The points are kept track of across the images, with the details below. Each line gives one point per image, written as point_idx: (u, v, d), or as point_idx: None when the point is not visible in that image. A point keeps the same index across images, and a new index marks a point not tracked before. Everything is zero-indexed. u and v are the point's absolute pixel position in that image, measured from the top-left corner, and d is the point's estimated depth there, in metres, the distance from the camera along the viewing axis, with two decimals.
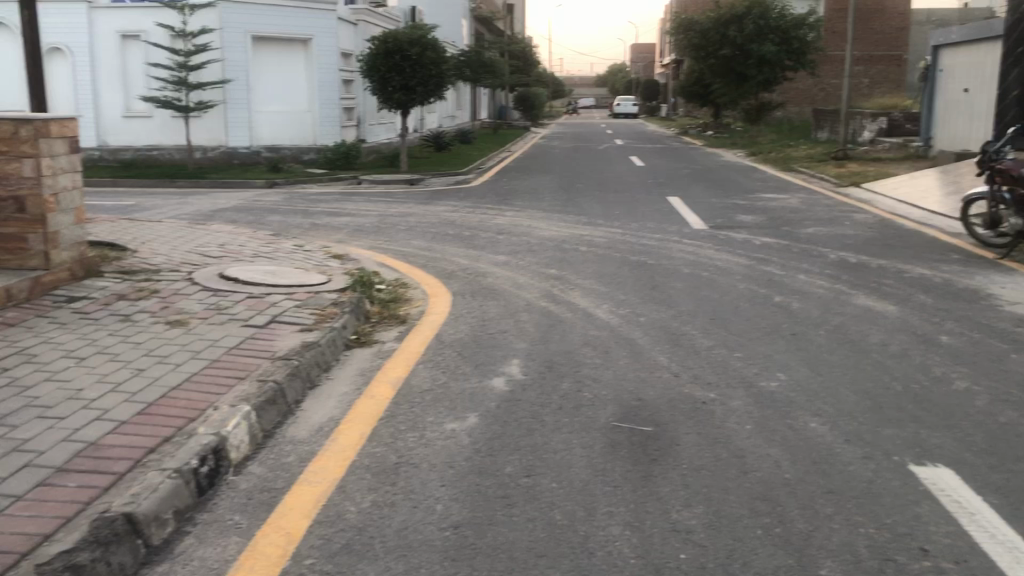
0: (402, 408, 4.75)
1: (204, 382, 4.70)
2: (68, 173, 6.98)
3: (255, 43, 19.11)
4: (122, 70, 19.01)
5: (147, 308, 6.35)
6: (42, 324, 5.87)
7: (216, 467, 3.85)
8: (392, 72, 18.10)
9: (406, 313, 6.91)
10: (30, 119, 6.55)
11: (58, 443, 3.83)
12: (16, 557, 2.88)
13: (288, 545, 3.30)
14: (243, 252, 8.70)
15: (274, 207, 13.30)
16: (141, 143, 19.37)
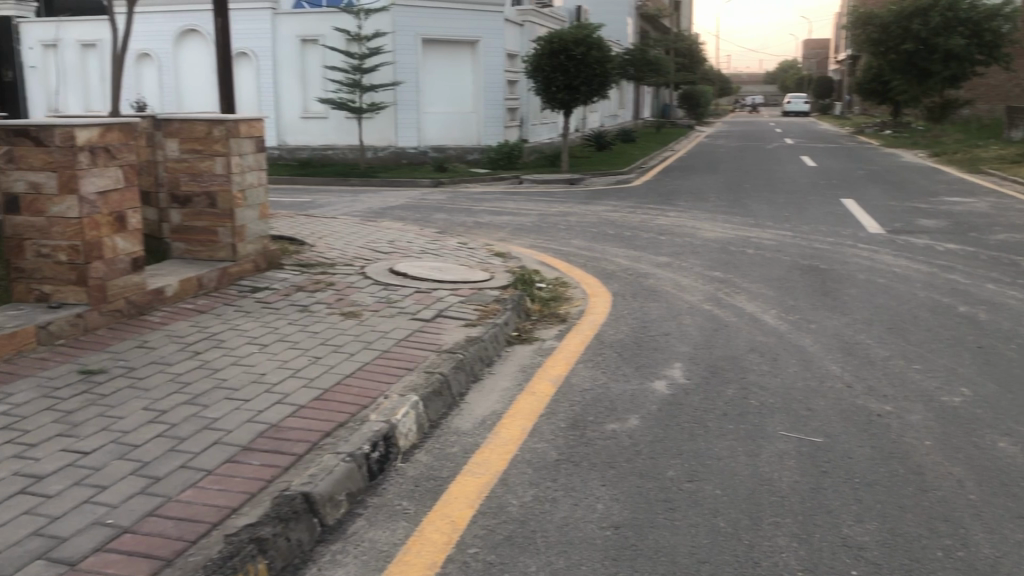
0: (563, 406, 4.79)
1: (374, 372, 4.91)
2: (255, 171, 7.46)
3: (425, 46, 19.70)
4: (302, 73, 20.06)
5: (323, 299, 6.69)
6: (230, 312, 6.29)
7: (386, 453, 4.01)
8: (557, 72, 18.23)
9: (567, 312, 6.96)
10: (222, 120, 7.06)
11: (243, 423, 4.10)
12: (208, 526, 3.11)
13: (453, 533, 3.40)
14: (412, 249, 9.00)
15: (440, 205, 13.70)
16: (317, 143, 20.34)
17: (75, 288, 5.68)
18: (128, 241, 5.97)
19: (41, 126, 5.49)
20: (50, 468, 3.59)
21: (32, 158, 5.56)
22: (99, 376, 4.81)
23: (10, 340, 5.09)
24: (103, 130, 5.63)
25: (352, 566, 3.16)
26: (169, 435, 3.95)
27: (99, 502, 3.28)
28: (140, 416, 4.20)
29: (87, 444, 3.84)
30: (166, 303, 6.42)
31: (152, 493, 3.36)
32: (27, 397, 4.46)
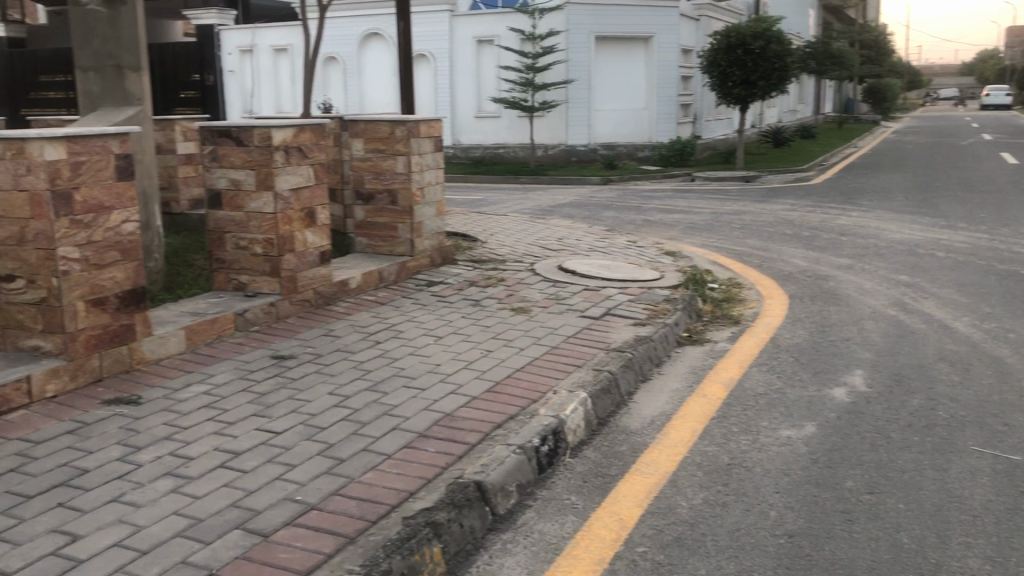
0: (735, 409, 4.69)
1: (544, 367, 4.97)
2: (433, 169, 7.73)
3: (599, 43, 19.72)
4: (478, 73, 20.51)
5: (495, 295, 6.85)
6: (407, 305, 6.55)
7: (555, 447, 4.06)
8: (733, 66, 17.78)
9: (741, 313, 6.81)
10: (404, 121, 7.36)
11: (420, 412, 4.26)
12: (387, 508, 3.26)
13: (621, 530, 3.40)
14: (581, 246, 9.05)
15: (609, 203, 13.68)
16: (490, 142, 20.75)
17: (269, 279, 6.09)
18: (317, 236, 6.33)
19: (242, 127, 5.93)
20: (247, 446, 3.88)
21: (234, 157, 6.01)
22: (288, 361, 5.14)
23: (212, 325, 5.52)
24: (296, 131, 6.02)
25: (522, 556, 3.23)
26: (352, 420, 4.17)
27: (288, 479, 3.51)
28: (326, 400, 4.45)
29: (278, 425, 4.11)
30: (350, 294, 6.76)
31: (337, 473, 3.56)
32: (225, 379, 4.83)
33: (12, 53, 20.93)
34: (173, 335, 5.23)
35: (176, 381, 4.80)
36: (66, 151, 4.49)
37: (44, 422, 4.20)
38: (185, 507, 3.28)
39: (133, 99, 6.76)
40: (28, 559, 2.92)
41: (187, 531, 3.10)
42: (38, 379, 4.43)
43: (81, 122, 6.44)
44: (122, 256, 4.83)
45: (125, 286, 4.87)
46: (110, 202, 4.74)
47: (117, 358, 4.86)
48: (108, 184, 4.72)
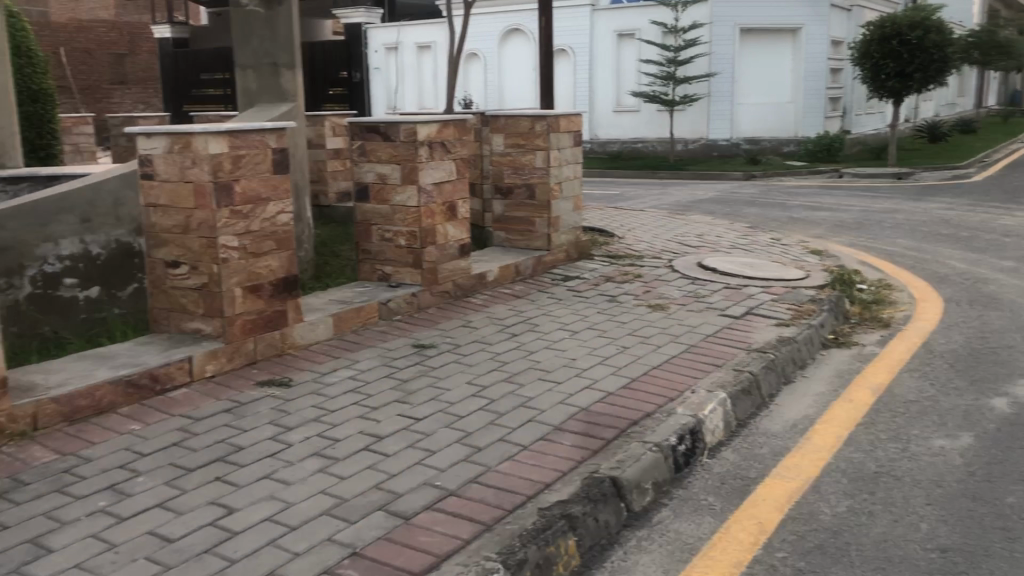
0: (883, 416, 4.50)
1: (682, 366, 4.91)
2: (571, 164, 7.76)
3: (744, 36, 19.24)
4: (617, 66, 20.39)
5: (632, 291, 6.81)
6: (543, 299, 6.59)
7: (693, 447, 4.01)
8: (887, 58, 16.99)
9: (891, 316, 6.50)
10: (544, 115, 7.41)
11: (556, 405, 4.29)
12: (523, 498, 3.31)
13: (761, 534, 3.32)
14: (721, 244, 8.85)
15: (751, 199, 13.34)
16: (628, 136, 20.59)
17: (411, 270, 6.26)
18: (457, 229, 6.47)
19: (389, 123, 6.11)
20: (389, 430, 4.01)
21: (380, 152, 6.20)
22: (429, 350, 5.28)
23: (357, 313, 5.73)
24: (440, 127, 6.18)
25: (658, 554, 3.20)
26: (489, 409, 4.25)
27: (429, 465, 3.61)
28: (465, 389, 4.55)
29: (418, 411, 4.23)
30: (488, 287, 6.87)
31: (474, 461, 3.63)
32: (369, 365, 5.01)
33: (177, 53, 22.20)
34: (322, 322, 5.46)
35: (323, 366, 5.01)
36: (228, 145, 4.75)
37: (203, 400, 4.48)
38: (331, 486, 3.43)
39: (288, 96, 7.08)
40: (189, 527, 3.12)
41: (333, 509, 3.24)
42: (198, 360, 4.71)
43: (241, 117, 6.82)
44: (277, 246, 5.08)
45: (279, 274, 5.12)
46: (267, 194, 4.99)
47: (269, 342, 5.12)
48: (265, 176, 4.97)
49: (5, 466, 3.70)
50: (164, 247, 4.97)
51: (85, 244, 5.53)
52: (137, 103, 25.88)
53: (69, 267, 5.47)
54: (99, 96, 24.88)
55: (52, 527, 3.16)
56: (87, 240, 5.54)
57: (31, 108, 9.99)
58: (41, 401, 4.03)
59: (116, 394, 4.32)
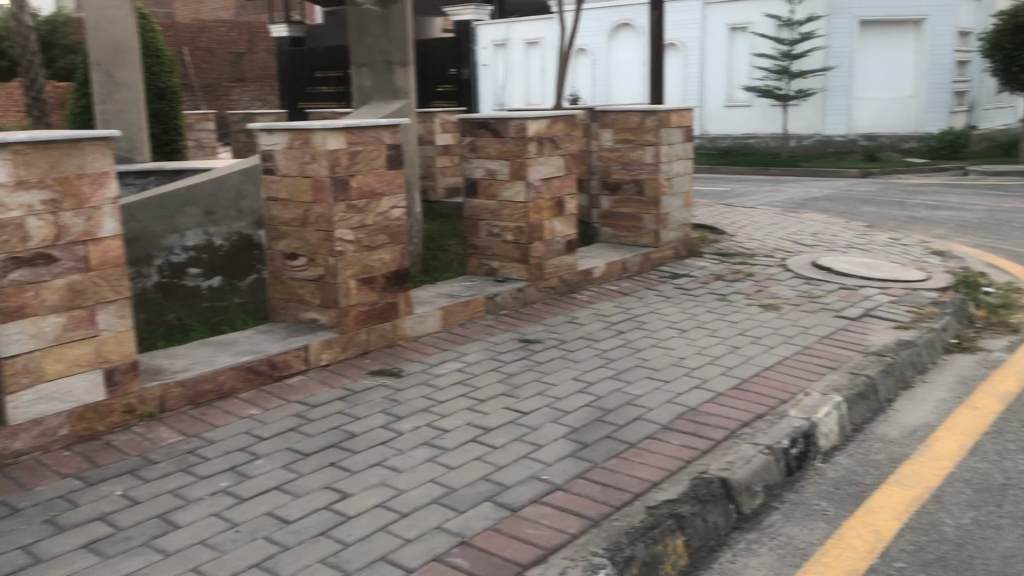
0: (1011, 425, 4.29)
1: (794, 368, 4.79)
2: (682, 160, 7.67)
3: (864, 28, 18.59)
4: (729, 60, 19.99)
5: (742, 290, 6.68)
6: (651, 296, 6.54)
7: (805, 450, 3.91)
8: (1020, 49, 16.12)
9: (1020, 321, 6.18)
10: (655, 111, 7.33)
11: (663, 403, 4.26)
12: (631, 496, 3.30)
13: (877, 542, 3.22)
14: (837, 243, 8.59)
15: (869, 197, 12.86)
16: (739, 132, 20.14)
17: (518, 265, 6.30)
18: (565, 224, 6.49)
19: (499, 119, 6.15)
20: (497, 423, 4.05)
21: (490, 148, 6.25)
22: (535, 345, 5.31)
23: (465, 307, 5.80)
24: (550, 122, 6.21)
25: (768, 557, 3.15)
26: (596, 406, 4.24)
27: (535, 459, 3.63)
28: (571, 385, 4.56)
29: (525, 406, 4.26)
30: (594, 283, 6.85)
31: (581, 457, 3.64)
32: (477, 358, 5.08)
33: (292, 52, 22.99)
34: (431, 315, 5.56)
35: (432, 358, 5.10)
36: (346, 141, 4.89)
37: (319, 387, 4.63)
38: (440, 476, 3.49)
39: (401, 93, 7.22)
40: (305, 510, 3.23)
41: (442, 499, 3.30)
42: (314, 348, 4.88)
43: (356, 114, 7.00)
44: (389, 239, 5.20)
45: (391, 267, 5.24)
46: (381, 189, 5.11)
47: (382, 333, 5.24)
48: (380, 171, 5.10)
49: (135, 444, 3.91)
50: (284, 239, 5.16)
51: (208, 236, 5.79)
52: (255, 100, 26.76)
53: (193, 257, 5.74)
54: (218, 93, 25.99)
55: (178, 504, 3.32)
56: (210, 231, 5.79)
57: (158, 106, 10.51)
58: (168, 384, 4.24)
59: (237, 379, 4.51)
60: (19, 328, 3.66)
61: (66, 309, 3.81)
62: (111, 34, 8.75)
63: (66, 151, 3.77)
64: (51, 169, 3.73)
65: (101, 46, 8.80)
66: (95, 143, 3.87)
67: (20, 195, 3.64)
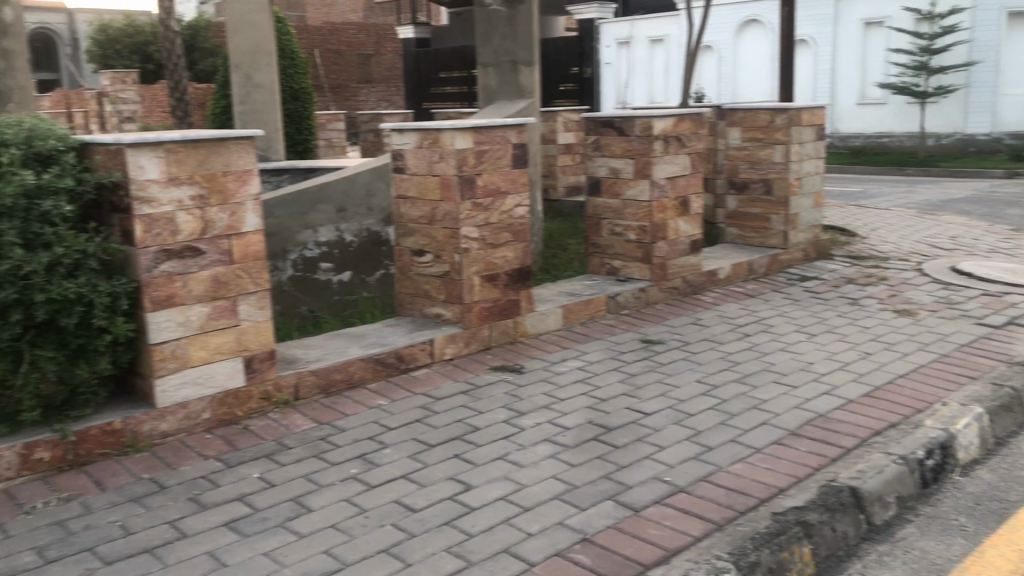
0: None
1: (931, 376, 4.59)
2: (813, 159, 7.46)
3: (1013, 19, 17.43)
4: (863, 56, 19.25)
5: (875, 294, 6.44)
6: (778, 299, 6.38)
7: (942, 462, 3.75)
8: None
9: None
10: (785, 109, 7.14)
11: (791, 409, 4.16)
12: (756, 501, 3.24)
13: (1021, 562, 3.05)
14: (979, 247, 8.17)
15: (1015, 199, 12.16)
16: (872, 130, 19.35)
17: (641, 265, 6.26)
18: (690, 224, 6.42)
19: (625, 118, 6.12)
20: (619, 423, 4.05)
21: (615, 146, 6.23)
22: (657, 346, 5.27)
23: (586, 306, 5.81)
24: (676, 120, 6.14)
25: (900, 571, 3.03)
26: (720, 409, 4.18)
27: (658, 460, 3.61)
28: (695, 387, 4.51)
29: (648, 406, 4.24)
30: (719, 285, 6.73)
31: (705, 460, 3.60)
32: (599, 357, 5.08)
33: (418, 53, 23.47)
34: (552, 313, 5.60)
35: (553, 356, 5.13)
36: (473, 141, 4.98)
37: (443, 380, 4.74)
38: (562, 472, 3.52)
39: (526, 92, 7.30)
40: (430, 499, 3.32)
41: (564, 495, 3.32)
42: (439, 343, 4.98)
43: (482, 114, 7.11)
44: (513, 237, 5.27)
45: (514, 264, 5.30)
46: (506, 187, 5.18)
47: (504, 329, 5.31)
48: (506, 170, 5.16)
49: (270, 430, 4.09)
50: (411, 236, 5.29)
51: (340, 232, 6.01)
52: (381, 101, 27.39)
53: (325, 253, 5.96)
54: (347, 94, 26.88)
55: (311, 488, 3.47)
56: (342, 228, 6.01)
57: (292, 106, 10.95)
58: (303, 373, 4.42)
59: (365, 370, 4.66)
60: (168, 316, 3.88)
61: (210, 299, 4.03)
62: (251, 37, 9.20)
63: (213, 150, 3.99)
64: (199, 167, 3.94)
65: (241, 49, 9.25)
66: (240, 142, 4.08)
67: (172, 191, 3.86)
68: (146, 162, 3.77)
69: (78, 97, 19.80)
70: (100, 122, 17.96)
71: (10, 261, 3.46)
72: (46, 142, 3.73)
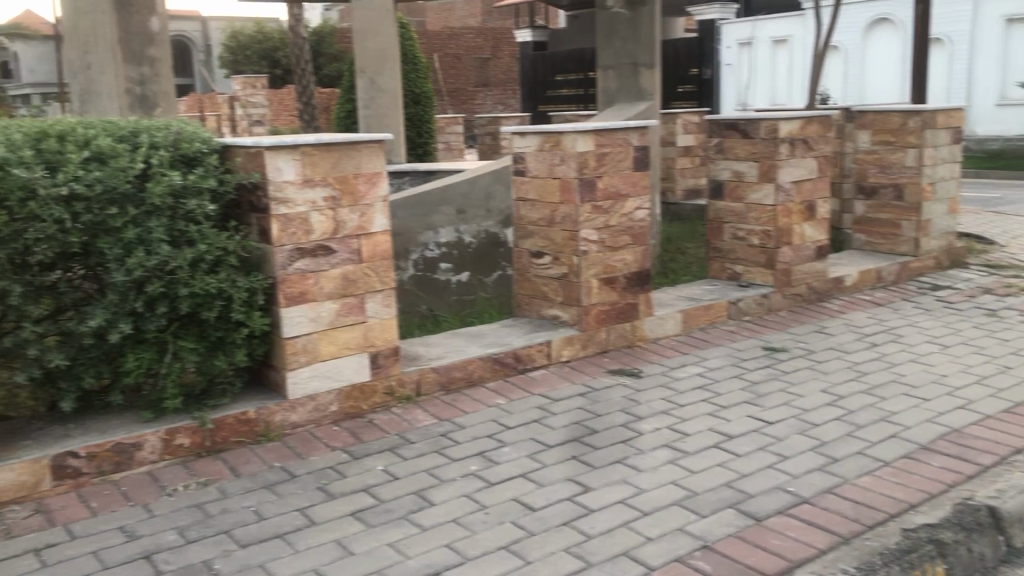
0: None
1: None
2: (949, 163, 7.14)
3: None
4: (1004, 54, 18.24)
5: (1015, 305, 6.12)
6: (908, 308, 6.14)
7: None
8: None
9: None
10: (919, 111, 6.85)
11: (923, 422, 4.00)
12: (886, 515, 3.14)
13: None
14: None
15: None
16: (1013, 133, 18.46)
17: (764, 270, 6.14)
18: (816, 229, 6.25)
19: (749, 120, 6.02)
20: (740, 431, 3.98)
21: (739, 149, 6.14)
22: (781, 354, 5.15)
23: (707, 311, 5.74)
24: (803, 123, 6.00)
25: None
26: (846, 420, 4.06)
27: (781, 470, 3.54)
28: (819, 397, 4.39)
29: (770, 415, 4.16)
30: (845, 292, 6.53)
31: (830, 472, 3.50)
32: (719, 364, 5.01)
33: (535, 56, 23.58)
34: (671, 318, 5.54)
35: (673, 361, 5.09)
36: (595, 144, 4.98)
37: (560, 382, 4.77)
38: (682, 478, 3.49)
39: (646, 95, 7.27)
40: (550, 499, 3.35)
41: (684, 501, 3.29)
42: (556, 344, 5.02)
43: (601, 116, 7.11)
44: (633, 240, 5.25)
45: (634, 268, 5.29)
46: (627, 190, 5.17)
47: (622, 333, 5.30)
48: (627, 173, 5.15)
49: (394, 424, 4.21)
50: (531, 238, 5.34)
51: (459, 233, 6.11)
52: (498, 104, 27.69)
53: (445, 253, 6.08)
54: (464, 98, 27.29)
55: (433, 483, 3.55)
56: (461, 229, 6.11)
57: (413, 110, 11.21)
58: (425, 370, 4.53)
59: (484, 369, 4.74)
60: (301, 311, 4.05)
61: (340, 296, 4.17)
62: (376, 43, 9.47)
63: (345, 153, 4.13)
64: (333, 169, 4.09)
65: (366, 54, 9.53)
66: (371, 146, 4.21)
67: (307, 192, 4.02)
68: (284, 164, 3.93)
69: (211, 102, 20.80)
70: (230, 125, 18.78)
71: (158, 257, 3.67)
72: (192, 145, 3.93)
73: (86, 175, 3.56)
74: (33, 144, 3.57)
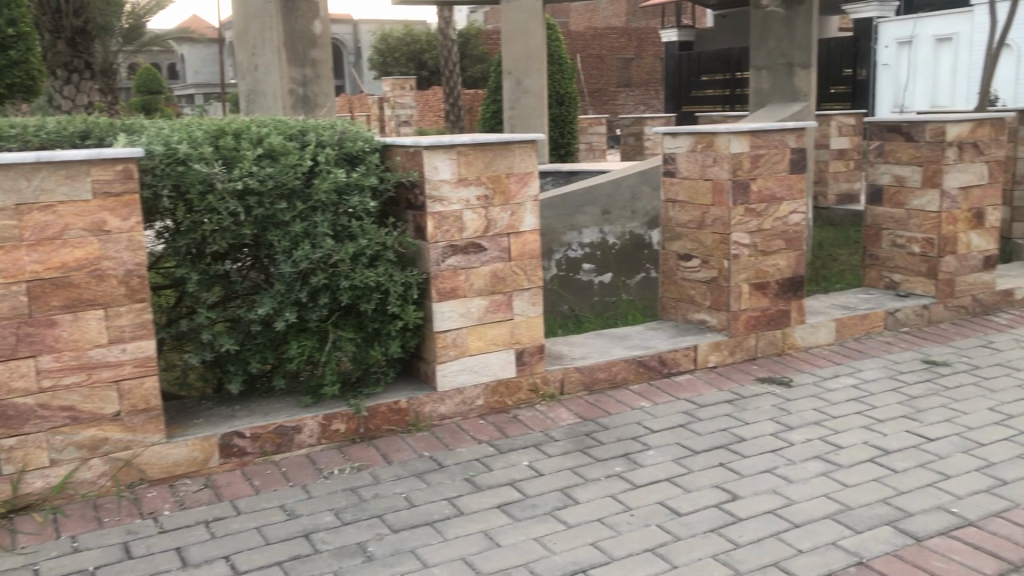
0: None
1: None
2: None
3: None
4: None
5: None
6: None
7: None
8: None
9: None
10: None
11: None
12: None
13: None
14: None
15: None
16: None
17: (925, 279, 5.84)
18: (984, 238, 5.91)
19: (914, 123, 5.75)
20: (898, 446, 3.82)
21: (901, 152, 5.86)
22: (942, 368, 4.90)
23: (862, 320, 5.51)
24: (974, 126, 5.68)
25: None
26: (1016, 441, 3.82)
27: (942, 489, 3.37)
28: (986, 415, 4.15)
29: (931, 431, 3.96)
30: (1015, 305, 6.15)
31: (998, 495, 3.31)
32: (875, 375, 4.81)
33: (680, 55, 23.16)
34: (824, 326, 5.36)
35: (825, 370, 4.92)
36: (749, 145, 4.88)
37: (706, 387, 4.70)
38: (835, 492, 3.38)
39: (801, 96, 7.04)
40: (696, 505, 3.31)
41: (837, 515, 3.19)
42: (703, 349, 4.95)
43: (752, 118, 6.94)
44: (786, 245, 5.11)
45: (786, 274, 5.15)
46: (782, 193, 5.04)
47: (771, 340, 5.17)
48: (782, 175, 5.02)
49: (538, 421, 4.26)
50: (679, 240, 5.28)
51: (604, 234, 6.11)
52: (639, 104, 27.57)
53: (589, 253, 6.09)
54: (606, 98, 27.23)
55: (577, 481, 3.58)
56: (605, 230, 6.11)
57: (557, 110, 11.29)
58: (569, 369, 4.55)
59: (628, 370, 4.72)
60: (452, 307, 4.16)
61: (489, 293, 4.26)
62: (523, 44, 9.58)
63: (499, 153, 4.21)
64: (486, 169, 4.18)
65: (514, 55, 9.67)
66: (523, 146, 4.27)
67: (461, 191, 4.12)
68: (440, 163, 4.05)
69: (361, 102, 21.57)
70: (379, 124, 19.38)
71: (323, 250, 3.85)
72: (355, 143, 4.10)
73: (259, 171, 3.77)
74: (212, 141, 3.81)
